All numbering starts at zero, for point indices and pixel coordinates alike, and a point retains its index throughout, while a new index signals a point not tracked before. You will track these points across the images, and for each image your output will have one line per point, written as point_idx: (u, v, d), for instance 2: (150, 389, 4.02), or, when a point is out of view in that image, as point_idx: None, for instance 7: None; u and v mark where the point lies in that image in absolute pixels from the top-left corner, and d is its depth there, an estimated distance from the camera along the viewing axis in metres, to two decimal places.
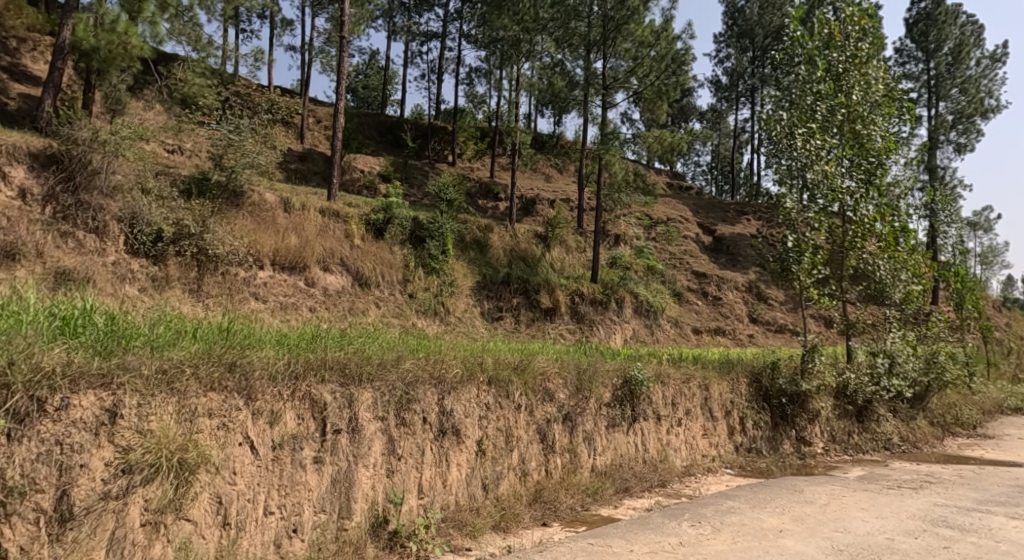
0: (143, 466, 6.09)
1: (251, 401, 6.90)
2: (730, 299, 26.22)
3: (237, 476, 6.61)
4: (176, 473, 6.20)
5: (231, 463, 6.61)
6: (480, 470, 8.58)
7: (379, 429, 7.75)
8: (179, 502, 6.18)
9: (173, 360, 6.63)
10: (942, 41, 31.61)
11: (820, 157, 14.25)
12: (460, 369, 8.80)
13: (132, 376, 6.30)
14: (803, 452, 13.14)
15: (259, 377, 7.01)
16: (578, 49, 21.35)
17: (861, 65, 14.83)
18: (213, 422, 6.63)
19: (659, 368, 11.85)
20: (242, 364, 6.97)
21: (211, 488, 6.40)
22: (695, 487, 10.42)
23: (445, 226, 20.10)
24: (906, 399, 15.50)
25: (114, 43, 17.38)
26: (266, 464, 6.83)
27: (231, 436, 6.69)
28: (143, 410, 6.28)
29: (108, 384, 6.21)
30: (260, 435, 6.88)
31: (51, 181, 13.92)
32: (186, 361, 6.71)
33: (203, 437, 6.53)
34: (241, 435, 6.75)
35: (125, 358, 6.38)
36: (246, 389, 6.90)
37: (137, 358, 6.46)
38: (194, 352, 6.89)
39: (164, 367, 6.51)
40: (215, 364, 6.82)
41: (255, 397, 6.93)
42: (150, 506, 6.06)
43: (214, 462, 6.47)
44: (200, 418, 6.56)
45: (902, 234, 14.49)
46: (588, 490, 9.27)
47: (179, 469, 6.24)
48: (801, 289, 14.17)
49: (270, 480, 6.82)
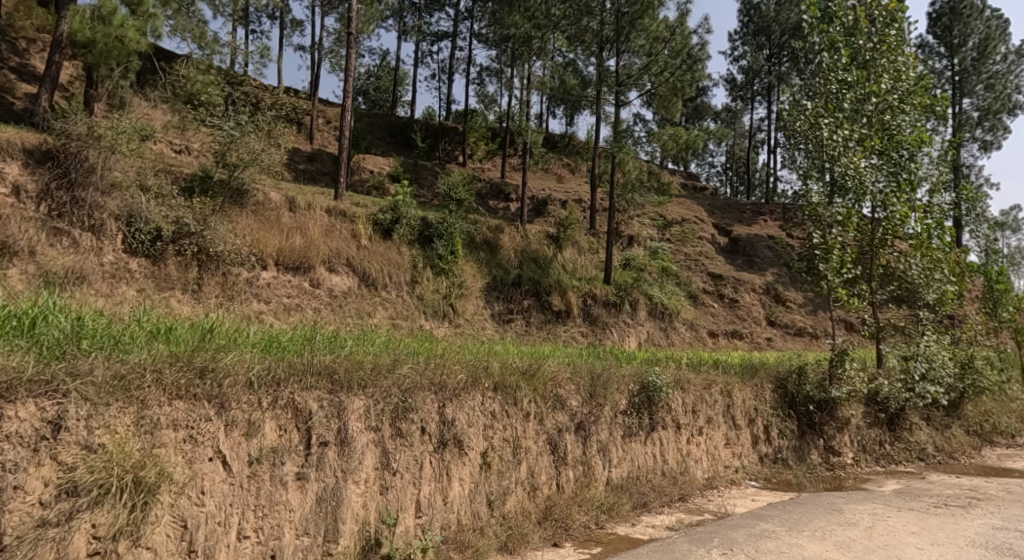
0: (90, 487, 5.44)
1: (224, 411, 6.24)
2: (747, 302, 25.29)
3: (206, 496, 5.93)
4: (134, 494, 5.54)
5: (199, 481, 5.93)
6: (485, 485, 7.84)
7: (372, 441, 7.05)
8: (136, 527, 5.53)
9: (132, 365, 6.00)
10: (968, 35, 30.53)
11: (848, 149, 13.33)
12: (464, 375, 8.08)
13: (82, 383, 5.69)
14: (831, 463, 12.36)
15: (232, 383, 6.34)
16: (589, 47, 20.61)
17: (890, 52, 13.98)
18: (179, 435, 5.97)
19: (677, 373, 11.05)
20: (214, 370, 6.32)
21: (173, 510, 5.73)
22: (719, 502, 9.65)
23: (454, 226, 19.41)
24: (940, 407, 14.61)
25: (110, 36, 16.86)
26: (241, 481, 6.15)
27: (200, 451, 6.02)
28: (92, 422, 5.64)
29: (53, 393, 5.59)
30: (235, 449, 6.19)
31: (46, 178, 13.38)
32: (151, 365, 6.10)
33: (166, 451, 5.87)
34: (211, 449, 6.07)
35: (75, 363, 5.79)
36: (218, 397, 6.24)
37: (88, 362, 5.85)
38: (162, 355, 6.27)
39: (121, 373, 5.89)
40: (184, 369, 6.19)
41: (228, 405, 6.26)
42: (98, 533, 5.40)
43: (178, 481, 5.81)
44: (163, 430, 5.91)
45: (936, 232, 13.68)
46: (604, 505, 8.54)
47: (136, 490, 5.57)
48: (829, 290, 13.28)
49: (245, 499, 6.13)
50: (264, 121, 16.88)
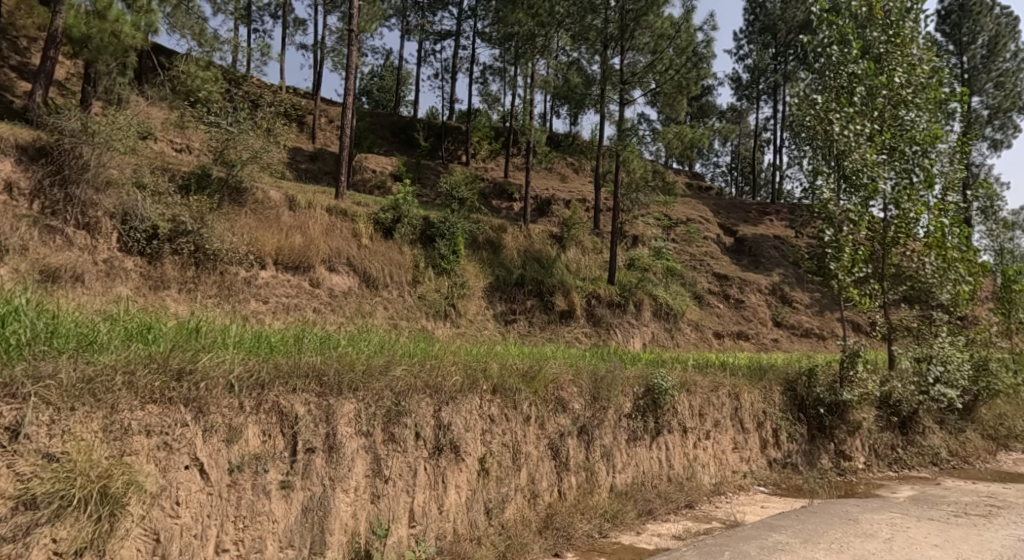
0: (51, 498, 5.12)
1: (203, 416, 5.93)
2: (753, 302, 24.87)
3: (181, 507, 5.63)
4: (101, 506, 5.23)
5: (174, 491, 5.63)
6: (483, 493, 7.50)
7: (362, 447, 6.73)
8: (101, 541, 5.20)
9: (102, 366, 5.69)
10: (977, 33, 30.05)
11: (859, 145, 12.91)
12: (460, 377, 7.73)
13: (44, 386, 5.37)
14: (842, 468, 12.00)
15: (210, 386, 6.02)
16: (594, 45, 20.13)
17: (903, 45, 13.62)
18: (152, 442, 5.66)
19: (684, 375, 10.67)
20: (192, 372, 6.00)
21: (145, 522, 5.43)
22: (728, 509, 9.28)
23: (456, 226, 19.07)
24: (954, 410, 14.18)
25: (106, 31, 16.57)
26: (219, 490, 5.83)
27: (175, 459, 5.71)
28: (55, 428, 5.33)
29: (12, 396, 5.27)
30: (213, 456, 5.88)
31: (39, 175, 13.13)
32: (122, 366, 5.79)
33: (138, 459, 5.56)
34: (187, 457, 5.77)
35: (38, 365, 5.47)
36: (197, 401, 5.93)
37: (53, 364, 5.54)
38: (137, 357, 5.96)
39: (89, 375, 5.58)
40: (160, 371, 5.88)
41: (207, 410, 5.95)
42: (59, 548, 5.07)
43: (150, 491, 5.50)
44: (134, 436, 5.60)
45: (951, 231, 13.25)
46: (607, 513, 8.18)
47: (102, 502, 5.25)
48: (840, 289, 12.87)
49: (224, 510, 5.81)
50: (264, 118, 16.54)
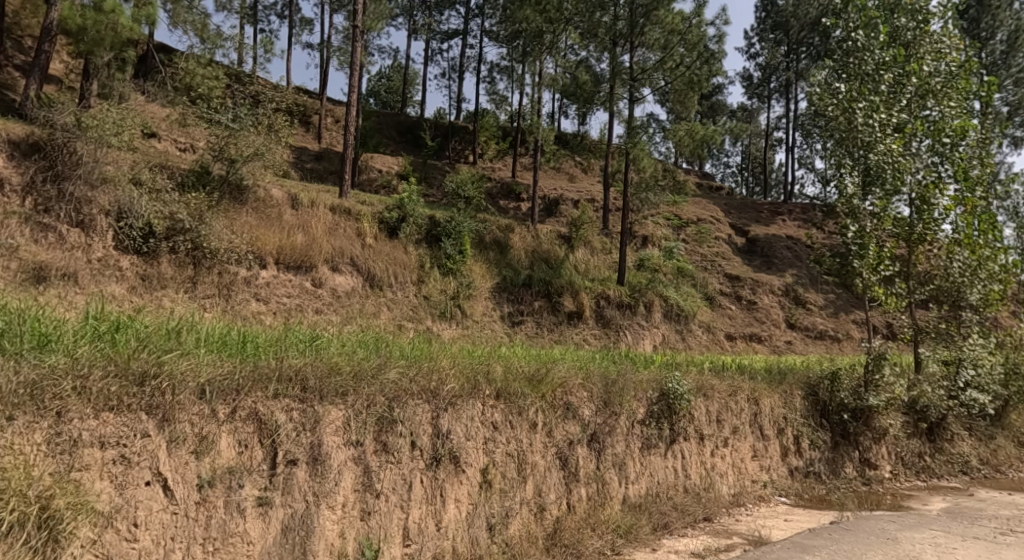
0: None
1: (167, 425, 5.45)
2: (766, 303, 24.15)
3: (139, 530, 5.15)
4: (43, 530, 4.69)
5: (132, 511, 5.15)
6: (485, 507, 6.95)
7: (351, 458, 6.24)
8: None
9: (52, 370, 5.22)
10: (996, 28, 29.15)
11: (884, 135, 12.24)
12: (459, 380, 7.17)
13: None
14: (867, 477, 11.36)
15: (175, 391, 5.54)
16: (603, 42, 19.52)
17: (933, 32, 12.99)
18: (108, 455, 5.19)
19: (701, 379, 10.05)
20: (157, 377, 5.54)
21: (97, 547, 4.94)
22: (750, 523, 8.65)
23: (463, 226, 18.49)
24: (984, 416, 13.47)
25: (102, 24, 16.09)
26: (186, 510, 5.36)
27: (133, 474, 5.24)
28: None
29: None
30: (179, 471, 5.42)
31: (30, 171, 12.60)
32: (76, 370, 5.32)
33: (90, 475, 5.08)
34: (148, 472, 5.30)
35: None
36: (162, 410, 5.46)
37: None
38: (95, 360, 5.49)
39: (34, 380, 5.10)
40: (120, 376, 5.41)
41: (173, 419, 5.48)
42: None
43: (102, 512, 5.02)
44: (85, 449, 5.12)
45: (985, 229, 12.49)
46: (620, 528, 7.55)
47: (43, 526, 4.71)
48: (865, 289, 12.19)
49: (191, 531, 5.35)
50: (264, 115, 15.93)
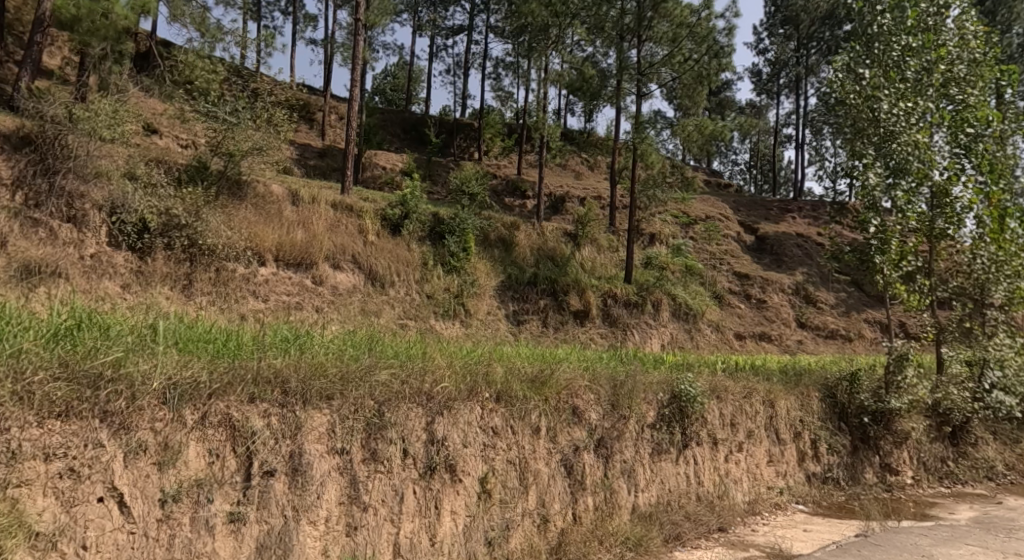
0: None
1: (126, 433, 5.10)
2: (776, 302, 23.53)
3: (88, 551, 4.77)
4: None
5: (79, 530, 4.78)
6: (483, 519, 6.48)
7: (336, 468, 5.84)
8: None
9: None
10: (1011, 22, 28.37)
11: (909, 124, 11.67)
12: (454, 381, 6.74)
13: None
14: (889, 484, 10.82)
15: (134, 396, 5.17)
16: (610, 36, 18.86)
17: (959, 17, 12.38)
18: (56, 467, 4.82)
19: (714, 380, 9.51)
20: (115, 379, 5.16)
21: None
22: (767, 533, 8.12)
23: (467, 222, 17.98)
24: (1008, 419, 12.88)
25: (96, 13, 15.67)
26: (146, 528, 4.99)
27: (82, 489, 4.86)
28: None
29: None
30: (139, 485, 5.05)
31: (22, 164, 12.07)
32: (17, 372, 4.91)
33: (31, 492, 4.71)
34: (100, 487, 4.93)
35: None
36: (120, 418, 5.09)
37: None
38: (44, 360, 5.08)
39: None
40: (69, 380, 5.02)
41: (131, 428, 5.11)
42: None
43: (43, 533, 4.64)
44: (27, 462, 4.75)
45: (1012, 223, 11.80)
46: (629, 541, 7.00)
47: None
48: (885, 286, 11.67)
49: (151, 552, 4.98)
50: (263, 108, 15.42)
